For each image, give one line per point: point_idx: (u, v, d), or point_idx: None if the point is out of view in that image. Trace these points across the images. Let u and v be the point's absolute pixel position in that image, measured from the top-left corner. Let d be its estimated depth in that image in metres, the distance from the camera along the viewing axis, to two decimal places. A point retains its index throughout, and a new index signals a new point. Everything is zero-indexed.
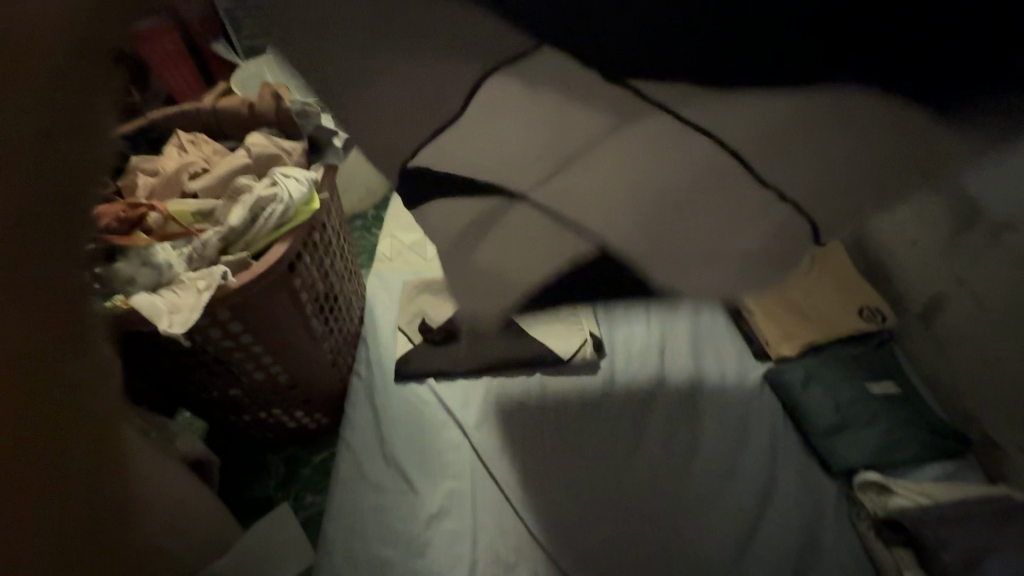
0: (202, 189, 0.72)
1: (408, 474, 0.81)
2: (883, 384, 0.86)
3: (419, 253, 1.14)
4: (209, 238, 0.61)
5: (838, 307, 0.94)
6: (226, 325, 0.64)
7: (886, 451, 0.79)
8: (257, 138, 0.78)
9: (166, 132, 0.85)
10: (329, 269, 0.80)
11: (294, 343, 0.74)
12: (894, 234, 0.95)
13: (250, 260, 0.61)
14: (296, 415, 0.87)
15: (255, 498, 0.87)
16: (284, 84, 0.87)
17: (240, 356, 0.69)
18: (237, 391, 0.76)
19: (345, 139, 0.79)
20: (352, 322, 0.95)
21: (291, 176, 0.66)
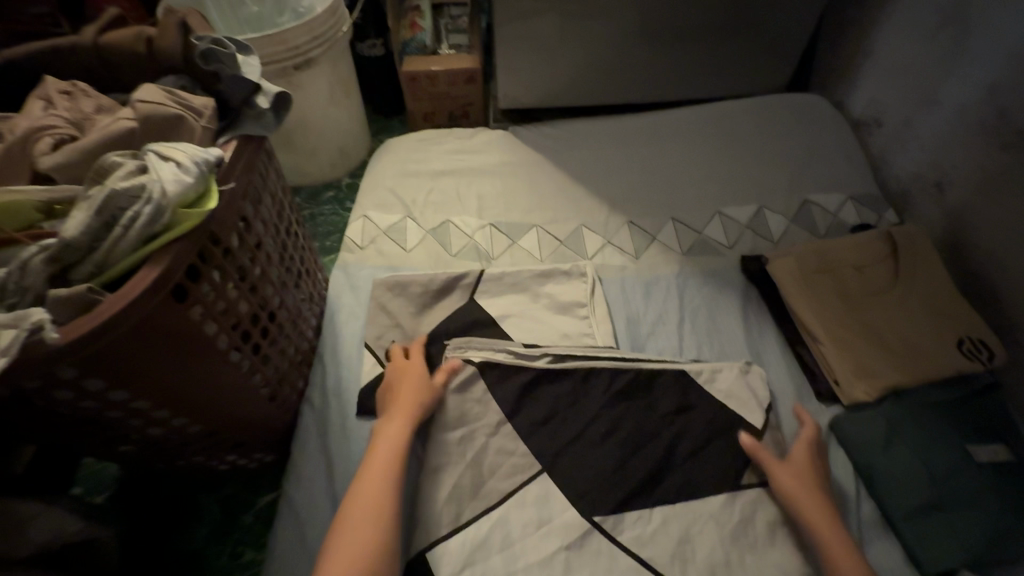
0: (60, 168, 0.49)
1: None
2: (990, 449, 0.66)
3: (396, 241, 0.92)
4: (30, 257, 0.39)
5: (931, 337, 0.73)
6: (78, 385, 0.43)
7: (994, 546, 0.60)
8: (147, 91, 0.53)
9: (32, 73, 0.60)
10: (256, 280, 0.58)
11: (202, 390, 0.53)
12: (1016, 245, 0.74)
13: (98, 297, 0.39)
14: (229, 458, 0.68)
15: (180, 555, 0.69)
16: (197, 12, 0.61)
17: (118, 415, 0.49)
18: (133, 445, 0.56)
19: (279, 97, 0.56)
20: (305, 336, 0.74)
21: (174, 157, 0.43)
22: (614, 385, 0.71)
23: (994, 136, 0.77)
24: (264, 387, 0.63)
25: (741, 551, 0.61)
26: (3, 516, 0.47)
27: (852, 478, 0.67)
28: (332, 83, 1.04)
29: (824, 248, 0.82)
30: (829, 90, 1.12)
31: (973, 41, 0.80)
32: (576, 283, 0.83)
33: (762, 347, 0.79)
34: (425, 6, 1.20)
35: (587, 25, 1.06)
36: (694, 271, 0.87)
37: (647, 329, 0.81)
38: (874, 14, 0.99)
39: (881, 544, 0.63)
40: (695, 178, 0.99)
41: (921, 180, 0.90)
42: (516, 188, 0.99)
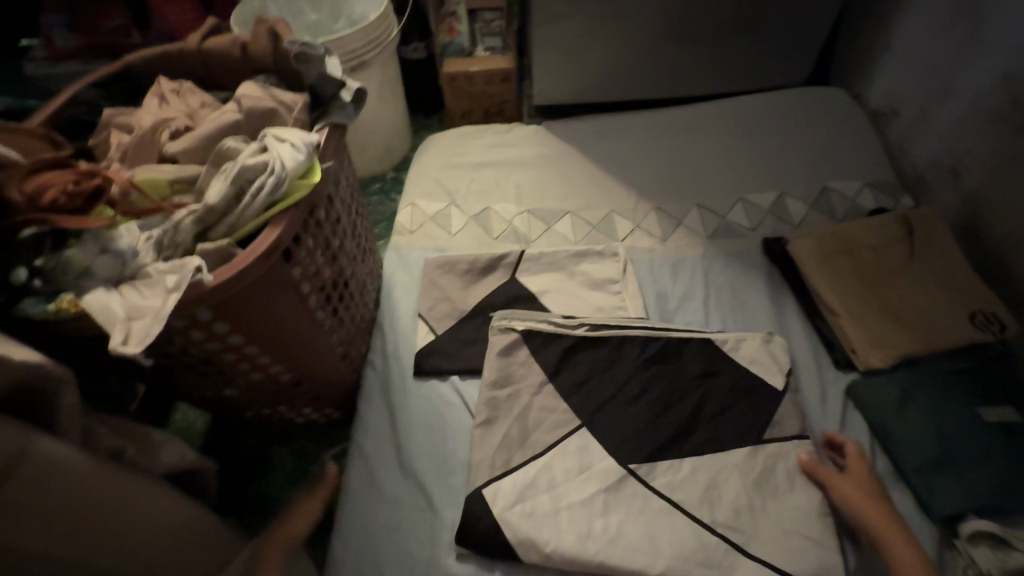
0: (184, 152, 0.59)
1: (425, 486, 0.71)
2: (999, 410, 0.71)
3: (442, 226, 1.00)
4: (182, 219, 0.49)
5: (944, 310, 0.79)
6: (209, 327, 0.52)
7: (1002, 495, 0.65)
8: (249, 88, 0.63)
9: (147, 75, 0.71)
10: (336, 251, 0.67)
11: (294, 342, 0.62)
12: None
13: (234, 250, 0.49)
14: (304, 411, 0.77)
15: (261, 496, 0.79)
16: (283, 20, 0.71)
17: (231, 359, 0.58)
18: (234, 391, 0.65)
19: (357, 92, 0.65)
20: (367, 307, 0.83)
21: (286, 141, 0.52)
22: (645, 352, 0.78)
23: (1006, 123, 0.82)
24: (338, 347, 0.72)
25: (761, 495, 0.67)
26: (140, 439, 0.56)
27: (869, 437, 0.73)
28: (381, 83, 1.13)
29: (842, 230, 0.88)
30: (849, 83, 1.17)
31: (985, 34, 0.85)
32: (609, 263, 0.90)
33: (783, 321, 0.85)
34: (463, 11, 1.29)
35: (616, 26, 1.13)
36: (718, 252, 0.93)
37: (675, 304, 0.88)
38: (891, 11, 1.04)
39: (897, 493, 0.68)
40: (720, 168, 1.05)
41: (937, 167, 0.95)
42: (551, 178, 1.07)
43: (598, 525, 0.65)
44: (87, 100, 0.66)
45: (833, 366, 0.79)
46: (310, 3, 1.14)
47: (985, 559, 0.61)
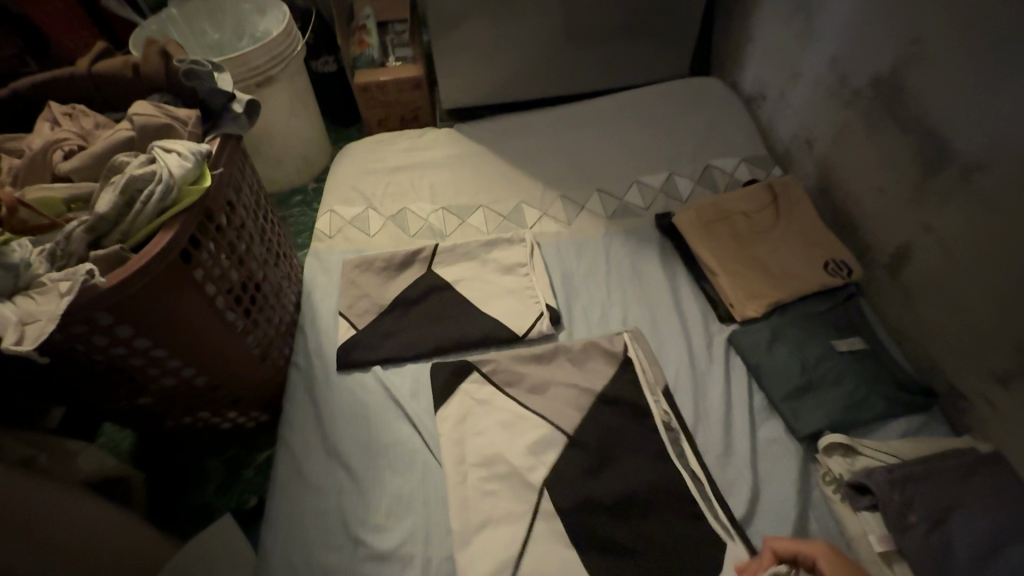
0: (76, 170, 0.61)
1: (352, 468, 0.75)
2: (850, 341, 0.83)
3: (360, 228, 1.05)
4: (73, 229, 0.52)
5: (805, 262, 0.90)
6: (112, 331, 0.55)
7: (853, 410, 0.76)
8: (142, 106, 0.66)
9: (34, 102, 0.72)
10: (243, 255, 0.70)
11: (207, 343, 0.65)
12: (862, 182, 0.91)
13: (127, 254, 0.52)
14: (229, 415, 0.79)
15: (193, 506, 0.80)
16: (173, 40, 0.74)
17: (140, 363, 0.60)
18: (149, 399, 0.68)
19: (248, 103, 0.70)
20: (286, 310, 0.86)
21: (173, 150, 0.56)
22: (546, 324, 0.87)
23: (838, 98, 0.95)
24: (256, 347, 0.75)
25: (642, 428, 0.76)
26: (54, 447, 0.59)
27: (748, 377, 0.83)
28: (291, 97, 1.16)
29: (718, 200, 0.99)
30: (727, 71, 1.30)
31: (816, 24, 0.98)
32: (518, 248, 0.97)
33: (675, 285, 0.94)
34: (370, 24, 1.35)
35: (511, 29, 1.21)
36: (617, 230, 1.02)
37: (579, 280, 0.96)
38: (750, 6, 1.17)
39: (770, 423, 0.79)
40: (616, 155, 1.15)
41: (797, 139, 1.08)
42: (463, 175, 1.13)
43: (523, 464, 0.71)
44: None
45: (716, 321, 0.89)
46: (211, 23, 1.17)
47: (838, 466, 0.71)
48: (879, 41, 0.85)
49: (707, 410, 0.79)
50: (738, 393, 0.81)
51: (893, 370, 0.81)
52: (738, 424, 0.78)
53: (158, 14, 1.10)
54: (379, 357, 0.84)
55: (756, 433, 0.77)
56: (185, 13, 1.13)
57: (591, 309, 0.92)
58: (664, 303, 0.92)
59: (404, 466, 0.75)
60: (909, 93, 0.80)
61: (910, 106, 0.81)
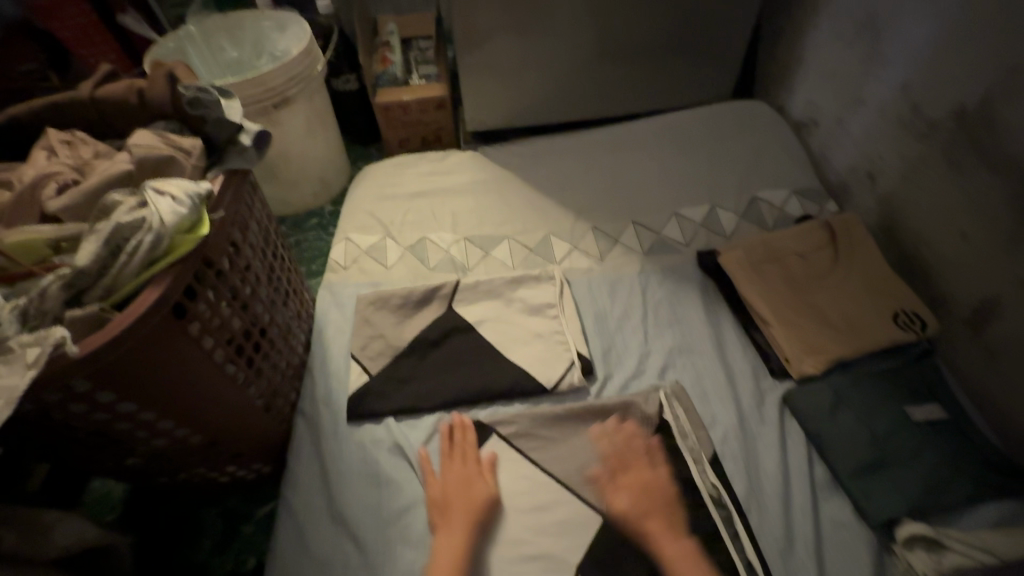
0: (66, 209, 0.55)
1: (359, 539, 0.67)
2: (927, 408, 0.73)
3: (377, 259, 0.98)
4: (49, 284, 0.45)
5: (870, 312, 0.80)
6: (92, 398, 0.48)
7: (935, 493, 0.66)
8: (142, 137, 0.60)
9: (32, 127, 0.67)
10: (248, 300, 0.63)
11: (203, 402, 0.58)
12: (936, 224, 0.81)
13: (109, 313, 0.45)
14: (229, 470, 0.72)
15: (186, 566, 0.73)
16: (182, 63, 0.69)
17: (127, 427, 0.54)
18: (139, 460, 0.61)
19: (259, 134, 0.63)
20: (294, 352, 0.79)
21: (168, 192, 0.49)
22: (578, 375, 0.79)
23: (909, 128, 0.85)
24: (260, 399, 0.68)
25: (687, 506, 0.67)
26: (28, 522, 0.51)
27: (807, 445, 0.74)
28: (309, 118, 1.11)
29: (768, 238, 0.89)
30: (772, 93, 1.21)
31: (884, 47, 0.88)
32: (547, 287, 0.89)
33: (721, 333, 0.85)
34: (394, 41, 1.29)
35: (543, 48, 1.14)
36: (655, 268, 0.94)
37: (613, 324, 0.87)
38: (802, 26, 1.08)
39: (835, 502, 0.69)
40: (653, 183, 1.07)
41: (854, 171, 0.98)
42: (488, 203, 1.06)
43: (549, 547, 0.65)
44: None
45: (769, 377, 0.79)
46: (230, 41, 1.12)
47: (921, 564, 0.61)
48: (963, 68, 0.75)
49: (760, 486, 0.70)
50: (797, 465, 0.72)
51: (978, 444, 0.70)
52: (797, 503, 0.69)
53: (176, 31, 1.06)
54: (395, 409, 0.77)
55: (817, 515, 0.68)
56: (204, 29, 1.08)
57: (627, 358, 0.83)
58: (710, 354, 0.82)
59: (417, 539, 0.67)
60: (1002, 128, 0.71)
61: (1003, 143, 0.71)
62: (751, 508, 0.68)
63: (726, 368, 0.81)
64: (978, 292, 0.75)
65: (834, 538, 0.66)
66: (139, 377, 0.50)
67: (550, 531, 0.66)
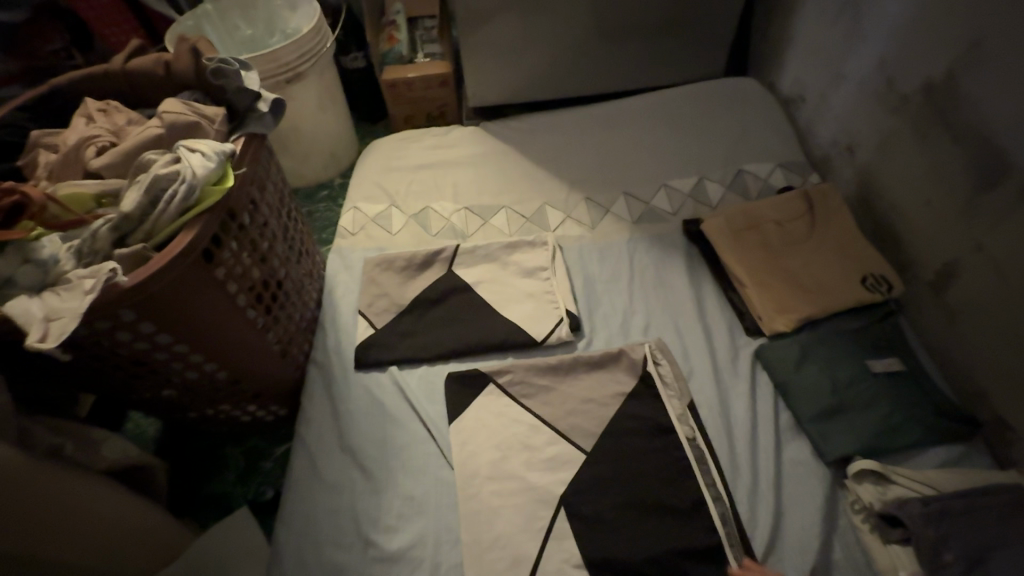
0: (106, 167, 0.62)
1: (364, 468, 0.75)
2: (886, 361, 0.79)
3: (383, 226, 1.05)
4: (99, 227, 0.53)
5: (840, 275, 0.86)
6: (135, 326, 0.56)
7: (886, 434, 0.72)
8: (169, 104, 0.66)
9: (70, 97, 0.74)
10: (266, 253, 0.71)
11: (228, 340, 0.66)
12: (906, 193, 0.86)
13: (150, 253, 0.53)
14: (249, 409, 0.80)
15: (211, 494, 0.82)
16: (203, 38, 0.75)
17: (163, 357, 0.62)
18: (171, 392, 0.69)
19: (274, 103, 0.69)
20: (307, 307, 0.87)
21: (197, 150, 0.56)
22: (565, 331, 0.86)
23: (886, 103, 0.90)
24: (276, 345, 0.76)
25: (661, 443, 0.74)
26: (81, 436, 0.60)
27: (774, 394, 0.80)
28: (319, 93, 1.17)
29: (749, 207, 0.95)
30: (764, 71, 1.25)
31: (865, 24, 0.92)
32: (539, 251, 0.95)
33: (701, 295, 0.91)
34: (400, 21, 1.34)
35: (543, 26, 1.19)
36: (642, 236, 1.00)
37: (601, 286, 0.94)
38: (792, 4, 1.12)
39: (797, 444, 0.76)
40: (644, 156, 1.12)
41: (836, 144, 1.03)
42: (487, 175, 1.12)
43: (533, 476, 0.72)
44: (9, 123, 0.69)
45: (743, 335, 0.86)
46: (244, 19, 1.18)
47: (868, 495, 0.68)
48: (934, 44, 0.80)
49: (728, 428, 0.77)
50: (763, 411, 0.78)
51: (932, 395, 0.76)
52: (762, 444, 0.75)
53: (194, 10, 1.12)
54: (398, 359, 0.84)
55: (779, 454, 0.75)
56: (220, 8, 1.14)
57: (612, 317, 0.90)
58: (690, 314, 0.89)
59: (417, 468, 0.75)
60: (965, 100, 0.75)
61: (966, 115, 0.75)
62: (719, 447, 0.75)
63: (704, 326, 0.87)
64: (941, 256, 0.81)
65: (793, 474, 0.73)
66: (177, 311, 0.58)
67: (535, 461, 0.73)
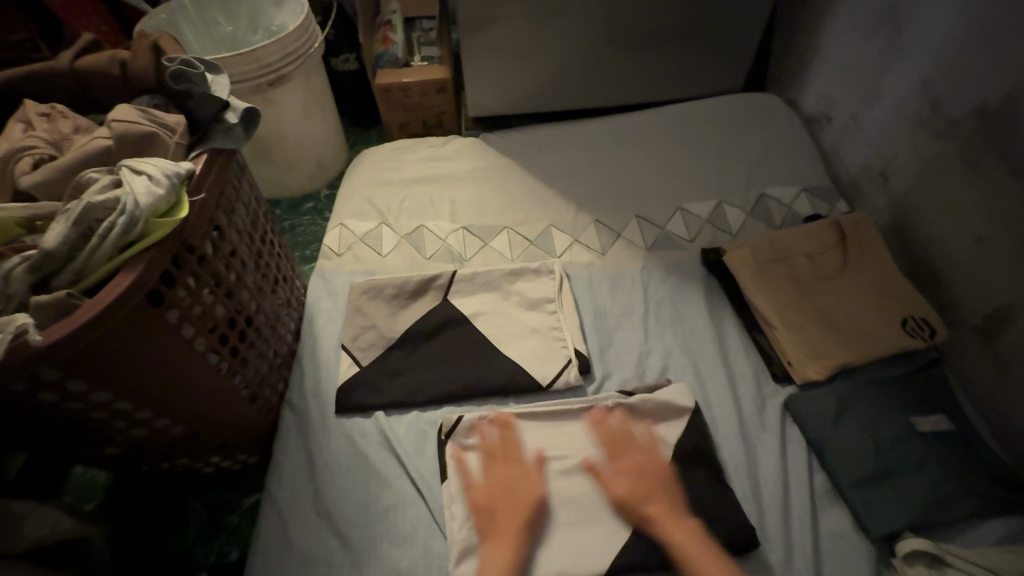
0: (38, 186, 0.52)
1: (344, 534, 0.65)
2: (933, 419, 0.71)
3: (372, 246, 0.95)
4: (14, 266, 0.43)
5: (878, 319, 0.78)
6: (62, 386, 0.46)
7: (939, 506, 0.64)
8: (121, 111, 0.56)
9: (8, 99, 0.63)
10: (233, 286, 0.61)
11: (185, 391, 0.56)
12: (951, 228, 0.78)
13: (79, 300, 0.43)
14: (212, 461, 0.70)
15: (168, 556, 0.71)
16: (167, 34, 0.65)
17: (102, 416, 0.52)
18: (117, 449, 0.59)
19: (246, 112, 0.60)
20: (283, 341, 0.77)
21: (144, 171, 0.46)
22: (575, 374, 0.77)
23: (928, 127, 0.82)
24: (244, 391, 0.66)
25: (689, 510, 0.64)
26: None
27: (808, 452, 0.71)
28: (306, 98, 1.07)
29: (776, 238, 0.86)
30: (785, 87, 1.18)
31: (905, 40, 0.85)
32: (545, 280, 0.86)
33: (723, 334, 0.83)
34: (396, 21, 1.25)
35: (550, 31, 1.10)
36: (658, 265, 0.91)
37: (613, 321, 0.85)
38: (819, 17, 1.04)
39: (835, 511, 0.67)
40: (658, 176, 1.03)
41: (867, 170, 0.95)
42: (487, 192, 1.03)
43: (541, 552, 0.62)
44: None
45: (771, 381, 0.77)
46: (225, 14, 1.08)
47: None
48: (990, 64, 0.72)
49: (760, 493, 0.68)
50: (798, 473, 0.70)
51: (985, 458, 0.68)
52: (797, 512, 0.67)
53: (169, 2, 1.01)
54: (384, 403, 0.74)
55: (816, 526, 0.66)
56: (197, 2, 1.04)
57: (626, 358, 0.81)
58: (712, 356, 0.80)
59: (403, 536, 0.65)
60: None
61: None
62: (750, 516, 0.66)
63: (728, 370, 0.79)
64: (994, 299, 0.73)
65: (832, 548, 0.64)
66: (115, 364, 0.48)
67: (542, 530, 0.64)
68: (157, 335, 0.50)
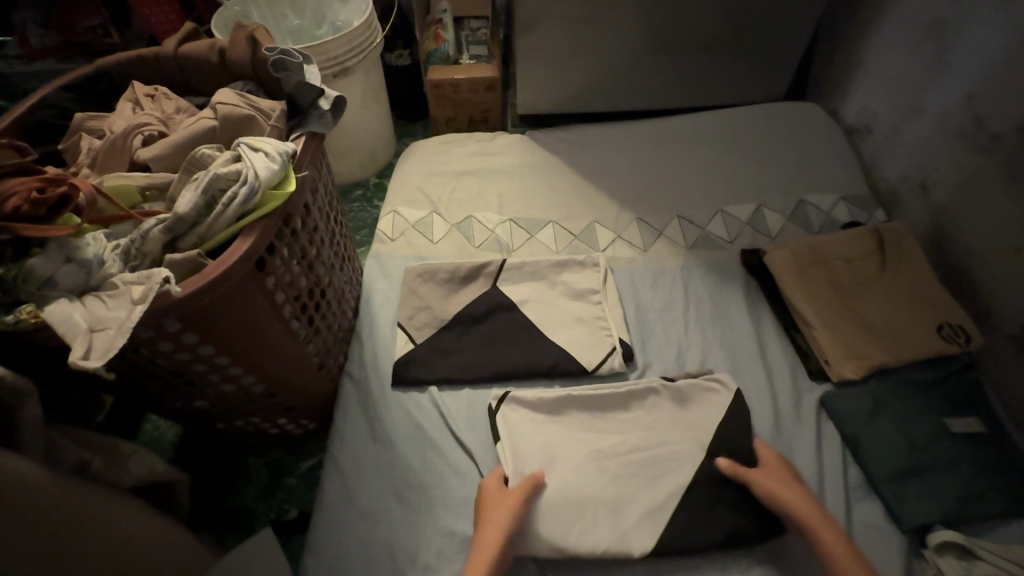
0: (154, 159, 0.58)
1: (402, 496, 0.70)
2: (966, 421, 0.73)
3: (424, 233, 1.00)
4: (150, 228, 0.48)
5: (914, 324, 0.80)
6: (178, 337, 0.51)
7: (971, 503, 0.67)
8: (225, 94, 0.62)
9: (117, 81, 0.69)
10: (313, 260, 0.66)
11: (271, 353, 0.61)
12: (991, 240, 0.81)
13: (204, 261, 0.48)
14: (278, 422, 0.75)
15: (233, 509, 0.77)
16: (261, 25, 0.71)
17: (202, 368, 0.57)
18: (204, 403, 0.65)
19: (336, 100, 0.65)
20: (344, 317, 0.82)
21: (259, 149, 0.52)
22: (618, 362, 0.81)
23: (971, 140, 0.84)
24: (315, 358, 0.71)
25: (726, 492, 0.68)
26: (107, 450, 0.56)
27: (842, 447, 0.74)
28: (364, 90, 1.13)
29: (815, 242, 0.89)
30: (827, 96, 1.20)
31: (951, 56, 0.87)
32: (591, 272, 0.90)
33: (761, 332, 0.86)
34: (448, 19, 1.30)
35: (599, 34, 1.14)
36: (698, 263, 0.94)
37: (654, 315, 0.88)
38: (865, 29, 1.06)
39: (867, 503, 0.70)
40: (700, 178, 1.07)
41: (907, 180, 0.97)
42: (534, 186, 1.07)
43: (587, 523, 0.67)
44: (54, 104, 0.65)
45: (807, 378, 0.80)
46: (292, 8, 1.14)
47: (951, 569, 0.63)
48: None
49: None
50: (831, 465, 0.73)
51: (1017, 461, 0.71)
52: (830, 501, 0.70)
53: None
54: (438, 379, 0.79)
55: (849, 515, 0.69)
56: None
57: (666, 349, 0.84)
58: (749, 352, 0.83)
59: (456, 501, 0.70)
60: None
61: None
62: None
63: (765, 365, 0.82)
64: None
65: (865, 536, 0.67)
66: (223, 321, 0.53)
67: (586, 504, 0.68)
68: (258, 298, 0.55)
